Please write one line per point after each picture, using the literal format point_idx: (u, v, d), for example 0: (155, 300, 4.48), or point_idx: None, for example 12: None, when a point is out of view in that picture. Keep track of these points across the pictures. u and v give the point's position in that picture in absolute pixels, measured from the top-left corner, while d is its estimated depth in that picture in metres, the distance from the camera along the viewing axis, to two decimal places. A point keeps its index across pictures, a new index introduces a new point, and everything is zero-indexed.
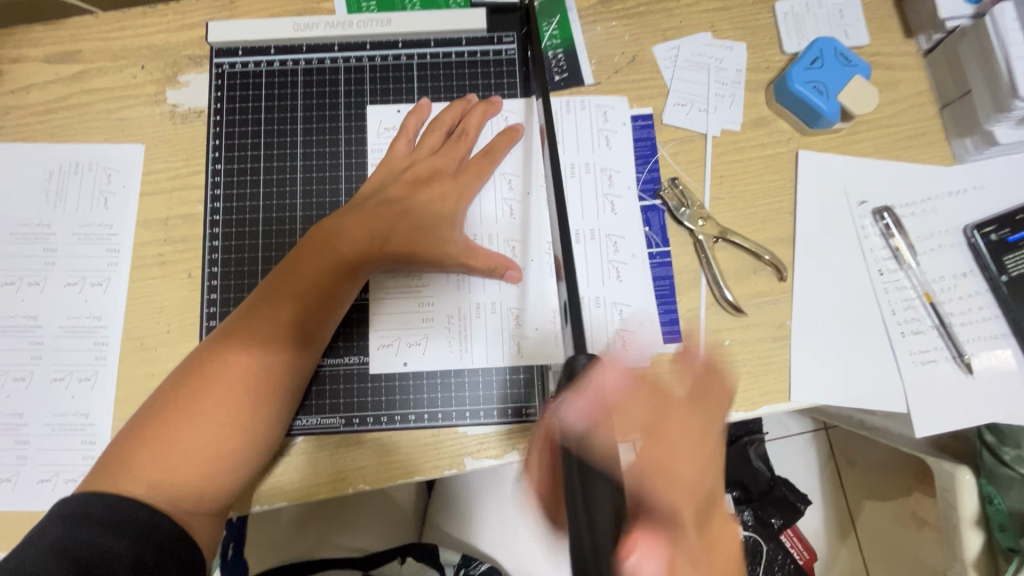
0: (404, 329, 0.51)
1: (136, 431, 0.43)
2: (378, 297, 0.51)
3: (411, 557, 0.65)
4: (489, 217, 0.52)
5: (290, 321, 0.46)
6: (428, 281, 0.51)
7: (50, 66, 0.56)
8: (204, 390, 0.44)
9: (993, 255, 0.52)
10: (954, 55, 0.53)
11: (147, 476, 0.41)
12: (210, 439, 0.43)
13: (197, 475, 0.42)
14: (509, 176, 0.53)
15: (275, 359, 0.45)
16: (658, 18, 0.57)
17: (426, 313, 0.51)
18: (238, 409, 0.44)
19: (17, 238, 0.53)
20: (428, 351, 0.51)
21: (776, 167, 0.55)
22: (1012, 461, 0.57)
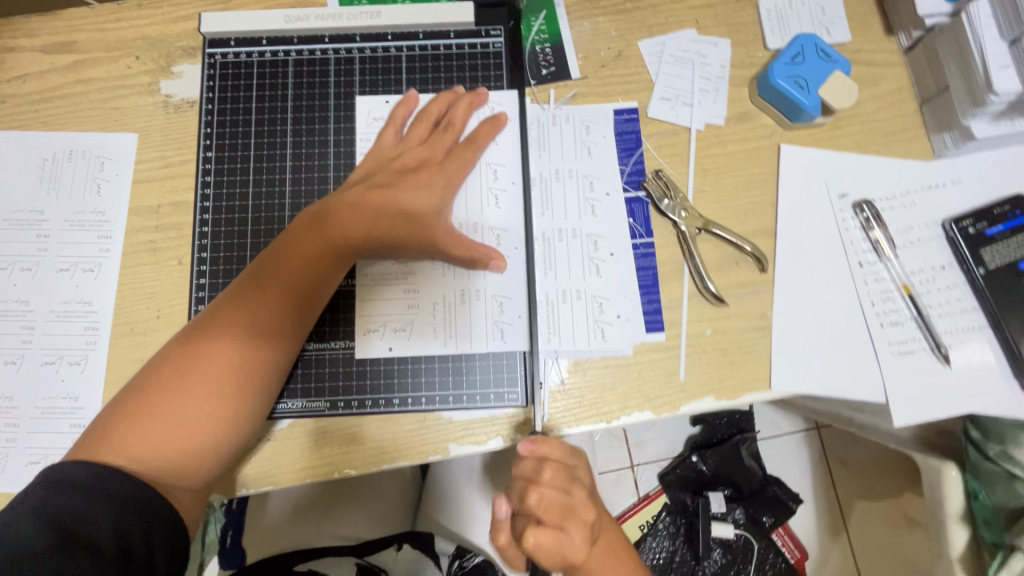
0: (391, 315, 0.52)
1: (123, 406, 0.44)
2: (364, 283, 0.52)
3: (407, 544, 0.67)
4: (475, 206, 0.53)
5: (278, 302, 0.47)
6: (414, 268, 0.52)
7: (46, 56, 0.57)
8: (192, 368, 0.44)
9: (971, 248, 0.53)
10: (933, 52, 0.55)
11: (132, 449, 0.42)
12: (195, 415, 0.44)
13: (182, 450, 0.43)
14: (496, 167, 0.54)
15: (261, 339, 0.46)
16: (643, 14, 0.58)
17: (412, 300, 0.52)
18: (224, 387, 0.45)
19: (10, 223, 0.54)
20: (414, 337, 0.51)
21: (758, 161, 0.56)
22: (996, 455, 0.54)
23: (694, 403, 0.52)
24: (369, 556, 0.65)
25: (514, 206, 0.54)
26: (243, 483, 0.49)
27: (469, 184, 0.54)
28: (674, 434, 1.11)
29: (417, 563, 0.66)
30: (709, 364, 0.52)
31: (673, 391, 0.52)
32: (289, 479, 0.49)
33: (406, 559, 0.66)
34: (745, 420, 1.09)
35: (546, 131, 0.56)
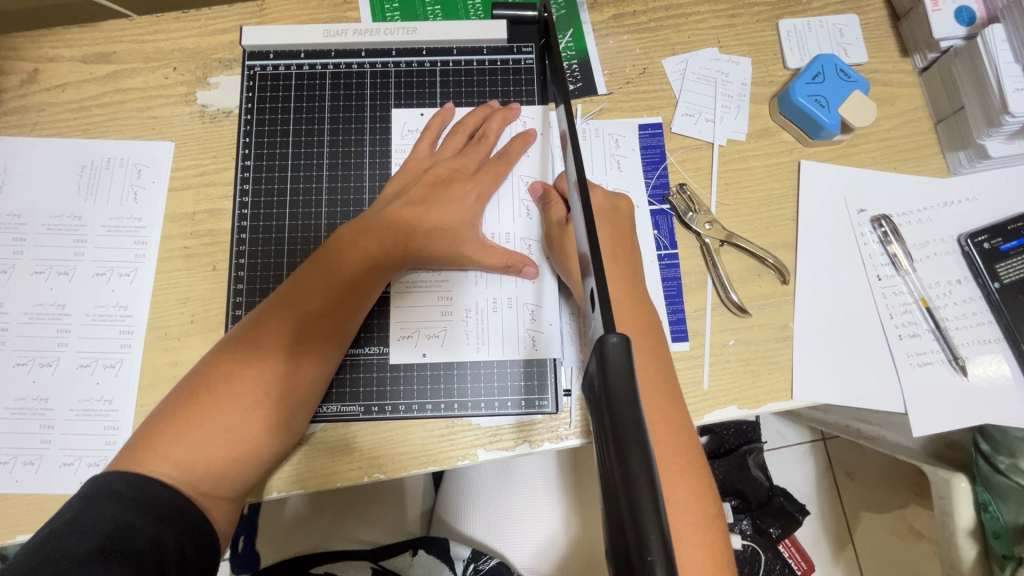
0: (425, 322, 0.53)
1: (165, 416, 0.45)
2: (399, 290, 0.53)
3: (422, 550, 0.65)
4: (507, 217, 0.55)
5: (319, 312, 0.48)
6: (447, 275, 0.54)
7: (86, 65, 0.59)
8: (235, 377, 0.45)
9: (986, 263, 0.55)
10: (947, 74, 0.56)
11: (174, 458, 0.43)
12: (238, 423, 0.45)
13: (226, 457, 0.44)
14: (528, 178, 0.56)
15: (303, 349, 0.47)
16: (667, 33, 0.60)
17: (445, 306, 0.53)
18: (267, 395, 0.46)
19: (49, 228, 0.55)
20: (448, 342, 0.53)
21: (778, 176, 0.58)
22: (1007, 469, 0.57)
23: (718, 411, 0.53)
24: (384, 562, 0.65)
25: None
26: (275, 487, 0.49)
27: (500, 196, 0.55)
28: None
29: (433, 569, 0.64)
30: (732, 373, 0.53)
31: (696, 399, 0.53)
32: (321, 484, 0.50)
33: (422, 566, 0.64)
34: (753, 431, 1.09)
35: None
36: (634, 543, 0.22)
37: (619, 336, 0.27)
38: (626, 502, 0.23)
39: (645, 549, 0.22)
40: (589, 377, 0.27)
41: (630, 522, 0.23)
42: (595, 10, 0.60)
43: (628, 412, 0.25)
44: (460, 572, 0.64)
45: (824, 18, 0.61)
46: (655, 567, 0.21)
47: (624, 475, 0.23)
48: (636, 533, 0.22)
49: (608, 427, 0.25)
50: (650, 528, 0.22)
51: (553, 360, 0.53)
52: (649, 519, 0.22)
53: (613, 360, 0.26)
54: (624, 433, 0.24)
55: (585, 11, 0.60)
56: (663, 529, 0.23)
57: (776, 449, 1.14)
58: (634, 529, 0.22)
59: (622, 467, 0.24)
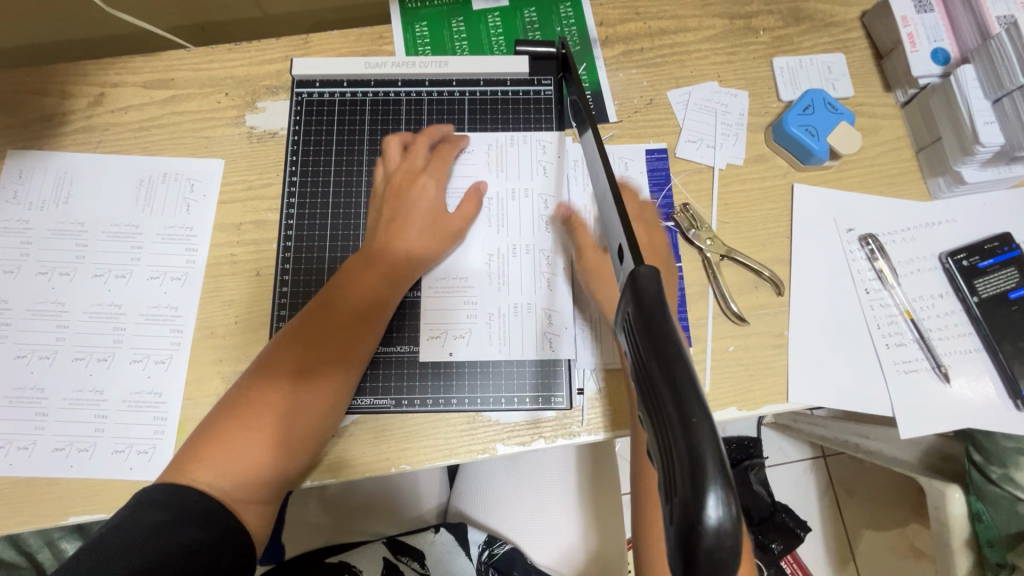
0: (454, 324, 0.58)
1: (207, 430, 0.49)
2: (428, 295, 0.59)
3: (444, 529, 0.71)
4: (524, 229, 0.60)
5: (339, 330, 0.53)
6: (473, 280, 0.59)
7: (147, 90, 0.65)
8: (257, 396, 0.50)
9: (966, 279, 0.60)
10: (925, 107, 0.62)
11: (215, 467, 0.47)
12: (272, 433, 0.49)
13: (261, 464, 0.49)
14: (543, 198, 0.62)
15: (325, 363, 0.52)
16: (672, 68, 0.66)
17: (470, 310, 0.58)
18: (295, 408, 0.50)
19: (109, 236, 0.60)
20: (473, 341, 0.58)
21: (775, 197, 0.63)
22: (999, 478, 0.61)
23: (718, 413, 0.57)
24: (409, 539, 0.71)
25: (558, 233, 0.61)
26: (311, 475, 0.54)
27: (518, 212, 0.61)
28: None
29: (452, 551, 0.69)
30: (732, 377, 0.58)
31: None
32: (352, 472, 0.54)
33: (442, 544, 0.70)
34: (753, 445, 1.11)
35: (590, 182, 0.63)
36: (691, 501, 0.19)
37: (649, 267, 0.26)
38: (684, 451, 0.20)
39: (700, 495, 0.19)
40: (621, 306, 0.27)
41: (685, 469, 0.19)
42: (606, 46, 0.67)
43: (658, 361, 0.22)
44: (475, 556, 0.68)
45: (814, 56, 0.67)
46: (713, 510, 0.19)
47: (686, 431, 0.20)
48: (692, 482, 0.19)
49: (646, 368, 0.23)
50: (709, 473, 0.19)
51: (565, 362, 0.57)
52: (710, 474, 0.19)
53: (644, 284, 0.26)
54: (660, 382, 0.22)
55: (598, 48, 0.67)
56: (724, 459, 0.20)
57: (778, 465, 1.17)
58: (689, 476, 0.19)
59: (679, 408, 0.20)
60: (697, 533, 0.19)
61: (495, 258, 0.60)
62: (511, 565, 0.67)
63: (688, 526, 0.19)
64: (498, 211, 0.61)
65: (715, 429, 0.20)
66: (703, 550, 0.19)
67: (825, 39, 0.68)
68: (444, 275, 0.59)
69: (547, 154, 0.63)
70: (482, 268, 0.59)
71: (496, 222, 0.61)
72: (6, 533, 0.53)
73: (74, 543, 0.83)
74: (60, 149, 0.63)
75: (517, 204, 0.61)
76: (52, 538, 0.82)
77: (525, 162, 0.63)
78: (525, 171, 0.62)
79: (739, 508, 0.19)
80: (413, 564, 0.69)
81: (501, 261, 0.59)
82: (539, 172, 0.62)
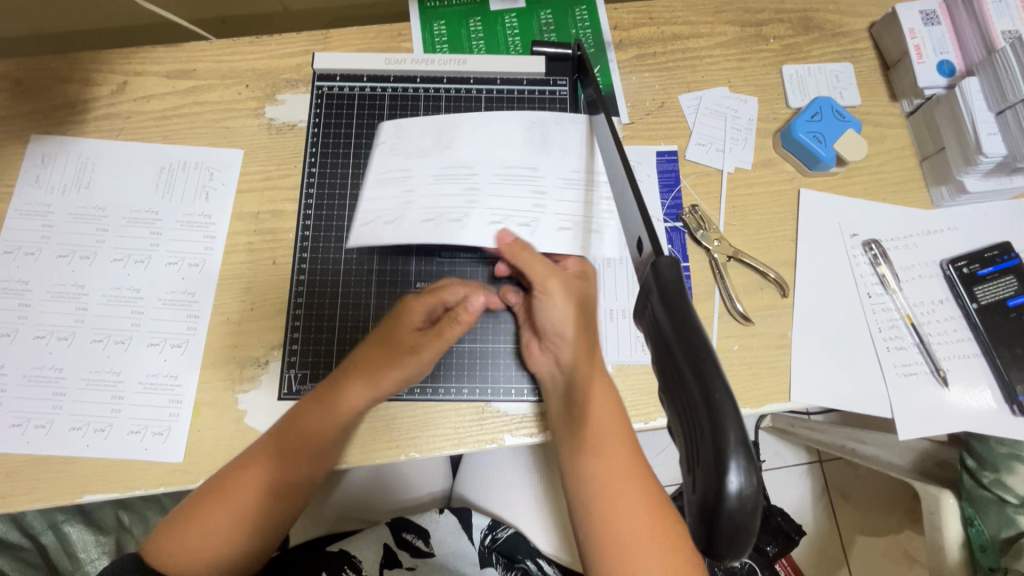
0: (386, 210, 0.59)
1: (178, 519, 0.53)
2: (385, 169, 0.61)
3: (449, 512, 0.72)
4: (486, 170, 0.59)
5: (303, 452, 0.53)
6: (418, 174, 0.60)
7: (169, 80, 0.66)
8: (228, 509, 0.52)
9: (966, 286, 0.61)
10: (930, 117, 0.64)
11: (180, 557, 0.52)
12: (233, 534, 0.53)
13: (224, 556, 0.53)
14: (529, 167, 0.60)
15: (291, 478, 0.54)
16: (684, 72, 0.68)
17: (408, 197, 0.59)
18: (256, 519, 0.53)
19: (129, 221, 0.62)
20: (402, 229, 0.58)
21: (781, 201, 0.65)
22: (990, 483, 0.63)
23: None
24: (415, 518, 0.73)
25: (509, 193, 0.59)
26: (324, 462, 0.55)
27: (491, 148, 0.61)
28: None
29: (454, 534, 0.70)
30: (736, 375, 0.59)
31: None
32: (364, 457, 0.56)
33: (445, 526, 0.71)
34: None
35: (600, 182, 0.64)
36: (713, 470, 0.20)
37: (670, 257, 0.28)
38: (708, 423, 0.21)
39: (724, 463, 0.20)
40: (641, 297, 0.29)
41: (710, 441, 0.21)
42: (620, 49, 0.68)
43: (681, 341, 0.24)
44: (478, 541, 0.71)
45: (823, 65, 0.69)
46: (733, 479, 0.20)
47: (709, 406, 0.21)
48: (714, 453, 0.21)
49: (667, 350, 0.25)
50: (731, 445, 0.20)
51: None
52: (732, 444, 0.21)
53: (666, 273, 0.27)
54: (684, 362, 0.23)
55: (612, 51, 0.68)
56: (746, 432, 0.21)
57: (775, 468, 1.18)
58: (713, 447, 0.21)
59: (701, 385, 0.22)
60: (720, 499, 0.20)
61: (444, 172, 0.60)
62: (515, 548, 0.70)
63: (713, 494, 0.20)
64: (507, 137, 0.61)
65: (737, 404, 0.21)
66: (725, 514, 0.20)
67: (835, 49, 0.69)
68: (403, 159, 0.61)
69: (560, 132, 0.62)
70: (431, 171, 0.60)
71: (497, 145, 0.61)
72: (21, 509, 0.54)
73: (76, 527, 0.84)
74: (83, 135, 0.64)
75: (501, 143, 0.61)
76: (56, 520, 0.82)
77: (528, 126, 0.62)
78: (537, 141, 0.61)
79: (759, 476, 0.21)
80: (418, 541, 0.70)
81: (444, 181, 0.59)
82: (537, 145, 0.61)
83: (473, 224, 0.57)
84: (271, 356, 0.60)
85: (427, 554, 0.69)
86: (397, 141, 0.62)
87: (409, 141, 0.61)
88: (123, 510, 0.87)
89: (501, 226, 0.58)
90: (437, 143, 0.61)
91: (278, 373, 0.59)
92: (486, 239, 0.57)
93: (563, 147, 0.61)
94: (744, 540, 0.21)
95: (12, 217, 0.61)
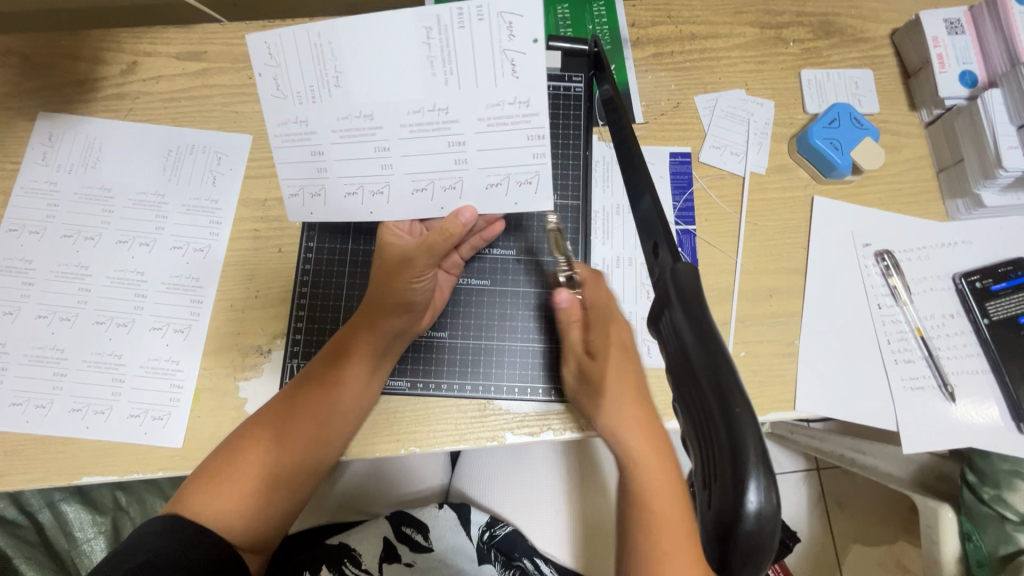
0: (352, 176, 0.48)
1: (199, 473, 0.53)
2: (293, 126, 0.46)
3: (448, 506, 0.72)
4: (467, 111, 0.44)
5: (319, 393, 0.54)
6: (384, 125, 0.45)
7: (179, 62, 0.65)
8: (246, 466, 0.52)
9: (978, 300, 0.61)
10: (950, 128, 0.63)
11: (203, 506, 0.51)
12: (257, 483, 0.53)
13: (249, 507, 0.52)
14: (516, 103, 0.44)
15: (309, 424, 0.54)
16: (700, 73, 0.67)
17: (384, 158, 0.47)
18: (276, 466, 0.54)
19: (135, 203, 0.61)
20: (394, 203, 0.49)
21: (794, 208, 0.64)
22: (990, 498, 0.63)
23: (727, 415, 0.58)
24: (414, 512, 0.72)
25: (501, 142, 0.45)
26: (334, 451, 0.55)
27: (459, 77, 0.43)
28: None
29: (453, 530, 0.71)
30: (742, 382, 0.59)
31: None
32: (365, 450, 0.57)
33: (445, 521, 0.71)
34: None
35: (610, 182, 0.64)
36: (731, 486, 0.20)
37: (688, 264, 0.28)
38: (726, 436, 0.21)
39: (741, 481, 0.20)
40: (655, 301, 0.29)
41: (728, 456, 0.20)
42: (637, 47, 0.67)
43: (701, 350, 0.24)
44: (476, 537, 0.71)
45: (843, 71, 0.67)
46: (751, 496, 0.20)
47: (728, 418, 0.21)
48: (733, 468, 0.20)
49: (685, 358, 0.24)
50: (752, 462, 0.20)
51: None
52: (752, 462, 0.20)
53: (683, 279, 0.27)
54: (702, 371, 0.23)
55: (628, 49, 0.67)
56: (766, 451, 0.21)
57: None
58: (731, 462, 0.20)
59: (720, 397, 0.22)
60: (738, 517, 0.20)
61: (414, 119, 0.45)
62: (512, 547, 0.70)
63: (730, 510, 0.20)
64: (441, 50, 0.42)
65: (757, 421, 0.21)
66: (742, 532, 0.20)
67: (854, 55, 0.68)
68: (333, 105, 0.45)
69: (517, 39, 0.42)
70: (397, 118, 0.45)
71: (418, 70, 0.43)
72: (18, 488, 0.54)
73: (74, 506, 0.83)
74: (91, 115, 0.63)
75: (476, 54, 0.42)
76: (53, 499, 0.82)
77: (486, 32, 0.42)
78: (483, 69, 0.43)
79: (779, 496, 0.20)
80: (417, 536, 0.70)
81: (420, 132, 0.45)
82: (507, 68, 0.43)
83: (471, 190, 0.48)
84: (274, 345, 0.59)
85: (427, 549, 0.70)
86: (287, 69, 0.44)
87: (292, 70, 0.44)
88: (122, 489, 0.87)
89: (500, 189, 0.48)
90: (325, 78, 0.44)
91: (280, 363, 0.59)
92: (493, 207, 0.49)
93: (532, 69, 0.43)
94: (761, 559, 0.21)
95: (17, 195, 0.60)
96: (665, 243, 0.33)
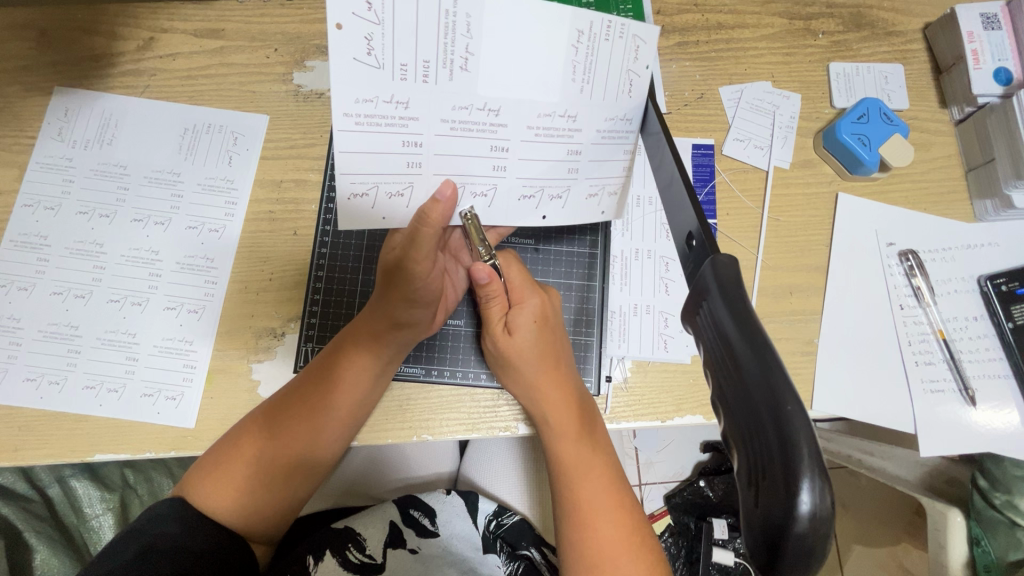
0: (451, 174, 0.45)
1: (202, 463, 0.54)
2: (385, 107, 0.40)
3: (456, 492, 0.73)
4: (591, 120, 0.43)
5: (318, 393, 0.54)
6: (508, 124, 0.42)
7: (196, 38, 0.64)
8: (245, 460, 0.53)
9: (1003, 304, 0.59)
10: (982, 126, 0.61)
11: (205, 495, 0.53)
12: (257, 476, 0.54)
13: (249, 499, 0.54)
14: (628, 119, 0.44)
15: (311, 424, 0.54)
16: (725, 63, 0.65)
17: (498, 160, 0.44)
18: (275, 462, 0.54)
19: (150, 181, 0.60)
20: (495, 208, 0.47)
21: (816, 204, 0.63)
22: (1001, 504, 0.62)
23: None
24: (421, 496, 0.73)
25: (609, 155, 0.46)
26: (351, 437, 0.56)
27: (593, 88, 0.42)
28: (684, 456, 1.13)
29: (459, 515, 0.71)
30: None
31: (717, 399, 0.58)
32: (375, 436, 0.57)
33: (452, 506, 0.71)
34: None
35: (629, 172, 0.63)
36: (783, 490, 0.21)
37: (727, 257, 0.28)
38: (776, 436, 0.21)
39: (793, 483, 0.20)
40: (692, 298, 0.29)
41: (780, 459, 0.21)
42: (662, 35, 0.65)
43: (749, 349, 0.24)
44: (483, 526, 0.71)
45: (872, 65, 0.66)
46: (803, 498, 0.20)
47: (780, 420, 0.21)
48: (785, 469, 0.21)
49: (729, 355, 0.24)
50: (806, 466, 0.20)
51: (595, 343, 0.59)
52: (805, 461, 0.21)
53: (726, 277, 0.27)
54: (751, 371, 0.23)
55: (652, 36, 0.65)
56: (820, 454, 0.21)
57: None
58: (783, 464, 0.21)
59: (771, 396, 0.22)
60: (791, 518, 0.20)
61: (542, 122, 0.43)
62: (519, 536, 0.71)
63: (780, 512, 0.20)
64: (586, 57, 0.41)
65: (809, 422, 0.21)
66: (793, 535, 0.20)
67: (884, 48, 0.67)
68: (451, 91, 0.40)
69: (641, 60, 0.42)
70: (524, 121, 0.42)
71: (560, 72, 0.41)
72: (30, 464, 0.54)
73: (84, 482, 0.83)
74: (108, 91, 0.62)
75: (610, 66, 0.41)
76: (63, 475, 0.83)
77: (622, 48, 0.41)
78: (613, 86, 0.42)
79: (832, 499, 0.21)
80: (424, 520, 0.70)
81: (545, 136, 0.43)
82: (628, 87, 0.42)
83: (574, 200, 0.48)
84: (288, 329, 0.59)
85: (432, 533, 0.70)
86: (392, 30, 0.37)
87: (398, 35, 0.38)
88: (130, 467, 0.87)
89: (596, 199, 0.49)
90: (451, 59, 0.39)
91: (294, 347, 0.59)
92: (585, 216, 0.50)
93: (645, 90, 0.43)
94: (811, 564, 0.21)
95: (32, 170, 0.60)
96: (702, 235, 0.32)
